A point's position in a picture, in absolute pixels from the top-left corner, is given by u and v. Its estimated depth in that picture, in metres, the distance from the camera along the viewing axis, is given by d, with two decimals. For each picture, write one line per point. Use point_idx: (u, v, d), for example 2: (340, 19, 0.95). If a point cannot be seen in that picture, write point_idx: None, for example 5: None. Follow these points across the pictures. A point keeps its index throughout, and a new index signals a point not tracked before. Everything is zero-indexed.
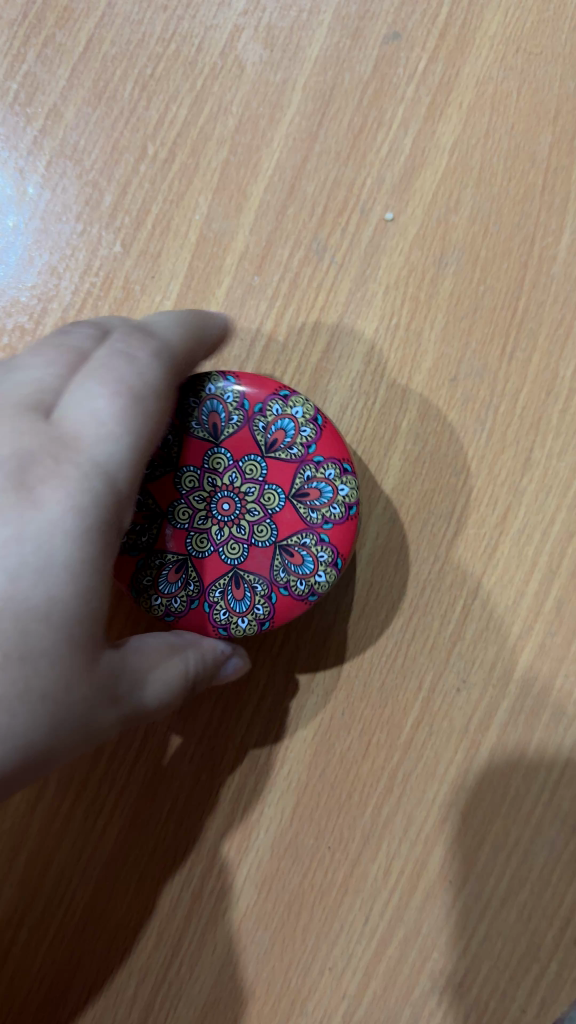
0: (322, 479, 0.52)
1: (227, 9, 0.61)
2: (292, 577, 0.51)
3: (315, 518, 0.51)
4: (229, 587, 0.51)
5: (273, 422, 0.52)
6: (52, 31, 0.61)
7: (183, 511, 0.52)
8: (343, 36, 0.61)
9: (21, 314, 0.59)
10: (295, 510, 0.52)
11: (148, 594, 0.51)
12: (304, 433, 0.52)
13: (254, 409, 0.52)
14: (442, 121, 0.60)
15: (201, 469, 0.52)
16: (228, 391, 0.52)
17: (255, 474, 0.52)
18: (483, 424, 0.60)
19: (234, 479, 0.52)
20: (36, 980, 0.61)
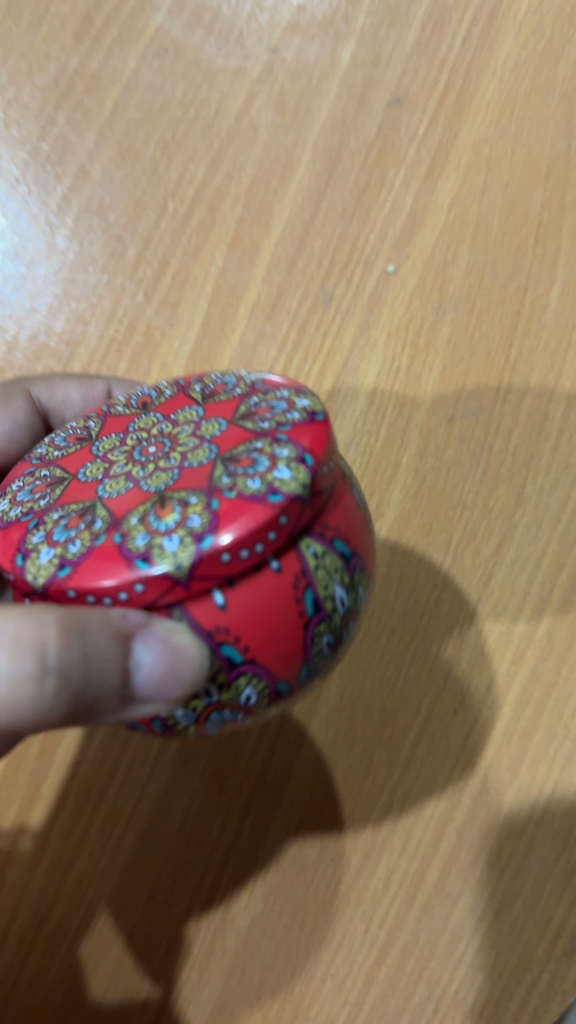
0: (272, 399, 0.39)
1: (242, 77, 0.66)
2: (241, 480, 0.35)
3: (267, 426, 0.38)
4: (148, 515, 0.35)
5: (209, 380, 0.43)
6: (81, 96, 0.66)
7: (97, 470, 0.40)
8: (350, 100, 0.66)
9: (50, 358, 0.64)
10: (240, 427, 0.38)
11: (33, 556, 0.36)
12: (250, 379, 0.42)
13: (185, 381, 0.44)
14: (441, 179, 0.65)
15: (125, 435, 0.42)
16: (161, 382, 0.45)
17: (187, 417, 0.41)
18: (479, 461, 0.64)
19: (164, 425, 0.41)
20: (54, 981, 0.64)
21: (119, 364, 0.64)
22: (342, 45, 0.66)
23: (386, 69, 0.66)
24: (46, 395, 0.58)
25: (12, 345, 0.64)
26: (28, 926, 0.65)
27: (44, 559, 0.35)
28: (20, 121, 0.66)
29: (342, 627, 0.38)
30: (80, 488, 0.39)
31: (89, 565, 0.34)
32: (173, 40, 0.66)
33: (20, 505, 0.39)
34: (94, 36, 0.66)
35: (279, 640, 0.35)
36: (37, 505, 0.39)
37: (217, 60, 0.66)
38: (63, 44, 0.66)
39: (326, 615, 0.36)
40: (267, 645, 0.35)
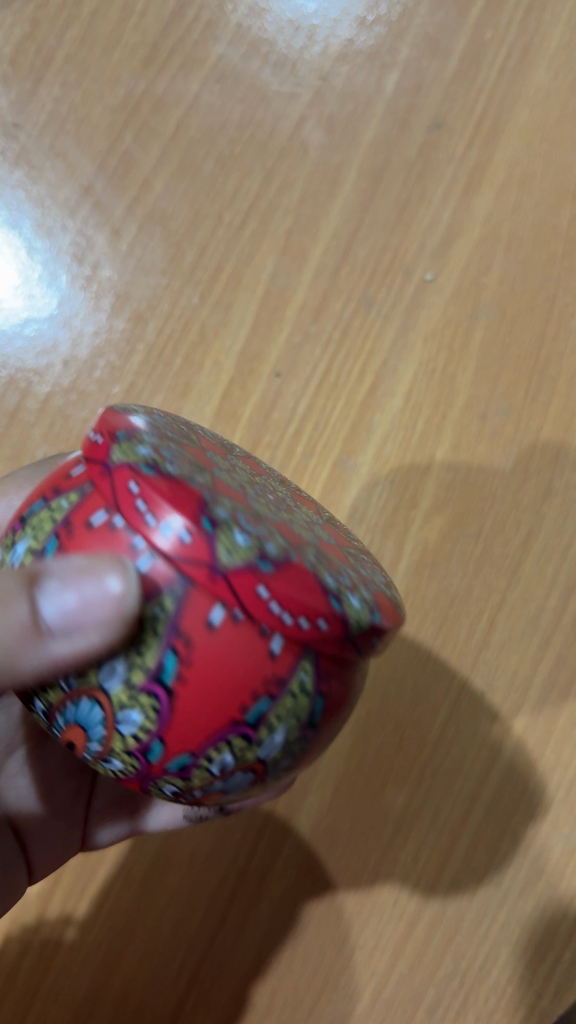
0: (376, 575, 0.42)
1: (295, 103, 0.72)
2: (327, 578, 0.35)
3: (362, 574, 0.40)
4: (242, 508, 0.34)
5: (358, 546, 0.47)
6: (147, 117, 0.72)
7: (223, 459, 0.40)
8: (393, 124, 0.71)
9: (111, 354, 0.69)
10: (340, 552, 0.40)
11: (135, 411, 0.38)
12: (365, 553, 0.46)
13: (346, 532, 0.49)
14: (476, 197, 0.70)
15: (259, 473, 0.43)
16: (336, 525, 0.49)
17: (322, 532, 0.42)
18: (508, 456, 0.68)
19: (303, 515, 0.42)
20: (92, 947, 0.62)
21: (175, 359, 0.69)
22: (387, 74, 0.72)
23: (427, 96, 0.71)
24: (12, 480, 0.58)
25: (76, 339, 0.69)
26: (68, 896, 0.63)
27: (138, 429, 0.35)
28: (91, 139, 0.72)
29: (236, 777, 0.35)
30: (213, 445, 0.41)
31: (165, 479, 0.32)
32: (233, 67, 0.72)
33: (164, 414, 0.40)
34: (160, 62, 0.72)
35: (213, 699, 0.33)
36: (177, 424, 0.40)
37: (272, 86, 0.72)
38: (131, 70, 0.72)
39: (254, 735, 0.34)
40: (197, 694, 0.32)
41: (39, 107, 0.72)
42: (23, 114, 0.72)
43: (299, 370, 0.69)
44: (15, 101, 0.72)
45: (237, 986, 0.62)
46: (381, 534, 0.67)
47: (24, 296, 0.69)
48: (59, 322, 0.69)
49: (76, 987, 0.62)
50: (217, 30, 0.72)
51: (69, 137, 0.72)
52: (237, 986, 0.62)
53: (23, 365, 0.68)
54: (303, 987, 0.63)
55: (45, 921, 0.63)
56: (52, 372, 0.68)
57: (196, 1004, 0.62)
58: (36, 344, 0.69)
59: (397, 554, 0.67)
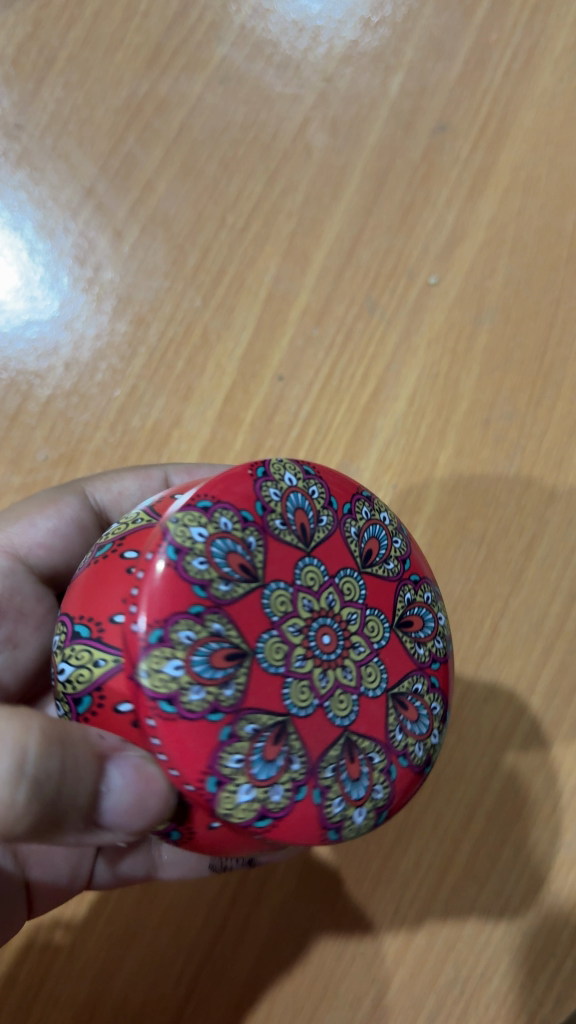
0: (424, 708, 0.41)
1: (299, 105, 0.72)
2: (335, 809, 0.36)
3: (399, 741, 0.39)
4: (264, 742, 0.35)
5: (435, 646, 0.43)
6: (150, 118, 0.71)
7: (283, 596, 0.37)
8: (398, 126, 0.71)
9: (113, 357, 0.68)
10: (384, 715, 0.39)
11: (189, 554, 0.35)
12: (437, 644, 0.43)
13: (436, 616, 0.43)
14: (481, 200, 0.70)
15: (330, 577, 0.40)
16: (427, 590, 0.44)
17: (372, 677, 0.40)
18: (512, 461, 0.68)
19: (359, 647, 0.40)
20: (92, 953, 0.62)
21: (177, 362, 0.68)
22: (392, 77, 0.71)
23: (432, 98, 0.71)
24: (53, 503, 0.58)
25: (78, 341, 0.69)
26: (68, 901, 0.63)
27: (175, 625, 0.34)
28: (94, 140, 0.71)
29: None
30: (282, 558, 0.38)
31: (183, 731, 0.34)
32: (236, 69, 0.72)
33: (229, 520, 0.37)
34: (163, 63, 0.71)
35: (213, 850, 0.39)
36: (239, 544, 0.37)
37: (276, 88, 0.72)
38: (135, 71, 0.71)
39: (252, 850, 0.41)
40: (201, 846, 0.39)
41: (42, 107, 0.72)
42: (25, 114, 0.72)
43: (301, 373, 0.68)
44: (17, 101, 0.72)
45: (237, 993, 0.62)
46: None
47: (25, 298, 0.68)
48: (61, 325, 0.69)
49: (74, 993, 0.61)
50: (221, 30, 0.72)
51: (71, 138, 0.72)
52: (237, 993, 0.62)
53: (24, 367, 0.68)
54: (304, 994, 0.62)
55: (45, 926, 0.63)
56: (53, 375, 0.68)
57: (196, 1009, 0.61)
58: (37, 346, 0.68)
59: None
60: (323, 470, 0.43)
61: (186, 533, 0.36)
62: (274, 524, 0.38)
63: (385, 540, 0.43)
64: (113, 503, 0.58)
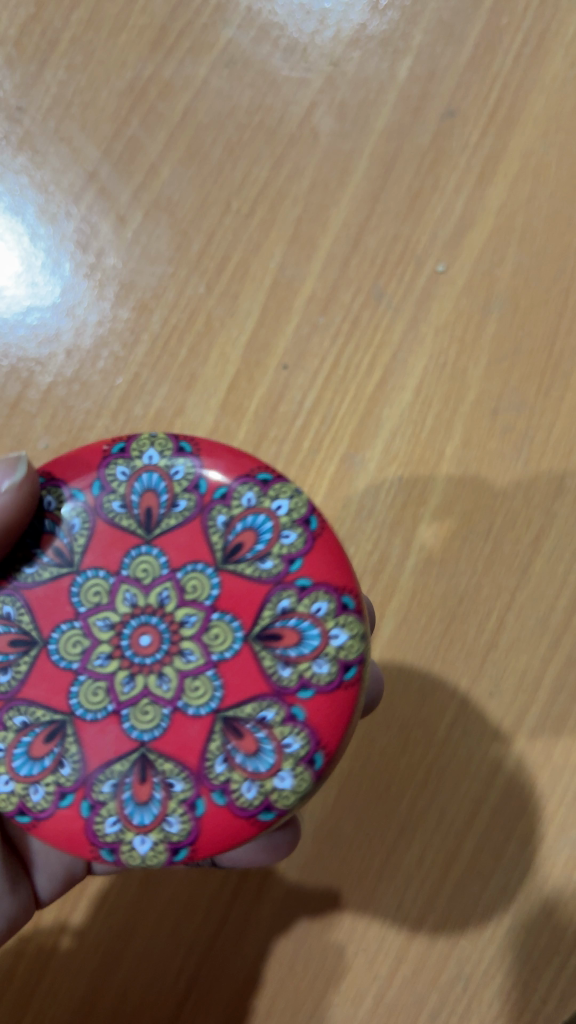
0: (290, 709, 0.40)
1: (306, 89, 0.70)
2: (218, 769, 0.39)
3: (266, 733, 0.40)
4: (34, 740, 0.40)
5: (309, 670, 0.40)
6: (153, 102, 0.70)
7: (147, 563, 0.42)
8: (406, 111, 0.70)
9: (115, 345, 0.67)
10: (239, 708, 0.40)
11: (109, 496, 0.43)
12: (315, 642, 0.41)
13: (323, 631, 0.41)
14: (490, 186, 0.68)
15: (171, 573, 0.42)
16: (318, 601, 0.41)
17: (200, 689, 0.40)
18: (520, 452, 0.67)
19: (188, 654, 0.41)
20: (91, 947, 0.61)
21: (180, 350, 0.67)
22: (401, 61, 0.70)
23: (441, 83, 0.70)
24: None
25: (80, 328, 0.68)
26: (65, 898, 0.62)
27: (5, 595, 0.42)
28: (97, 124, 0.70)
29: None
30: (107, 549, 0.42)
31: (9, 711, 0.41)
32: (242, 52, 0.70)
33: (75, 519, 0.43)
34: (168, 46, 0.70)
35: None
36: (144, 485, 0.43)
37: (283, 71, 0.71)
38: (139, 53, 0.70)
39: None
40: None
41: (44, 90, 0.71)
42: (27, 98, 0.71)
43: (307, 362, 0.67)
44: (19, 84, 0.70)
45: (236, 989, 0.61)
46: (389, 531, 0.66)
47: (26, 285, 0.67)
48: (63, 312, 0.68)
49: (72, 988, 0.61)
50: (227, 13, 0.71)
51: (73, 121, 0.70)
52: (237, 989, 0.61)
53: (25, 355, 0.67)
54: (304, 990, 0.62)
55: (42, 921, 0.62)
56: (54, 363, 0.67)
57: (196, 1005, 0.61)
58: (38, 334, 0.67)
59: (404, 552, 0.66)
60: (211, 455, 0.44)
61: (112, 475, 0.44)
62: (130, 515, 0.43)
63: (268, 532, 0.42)
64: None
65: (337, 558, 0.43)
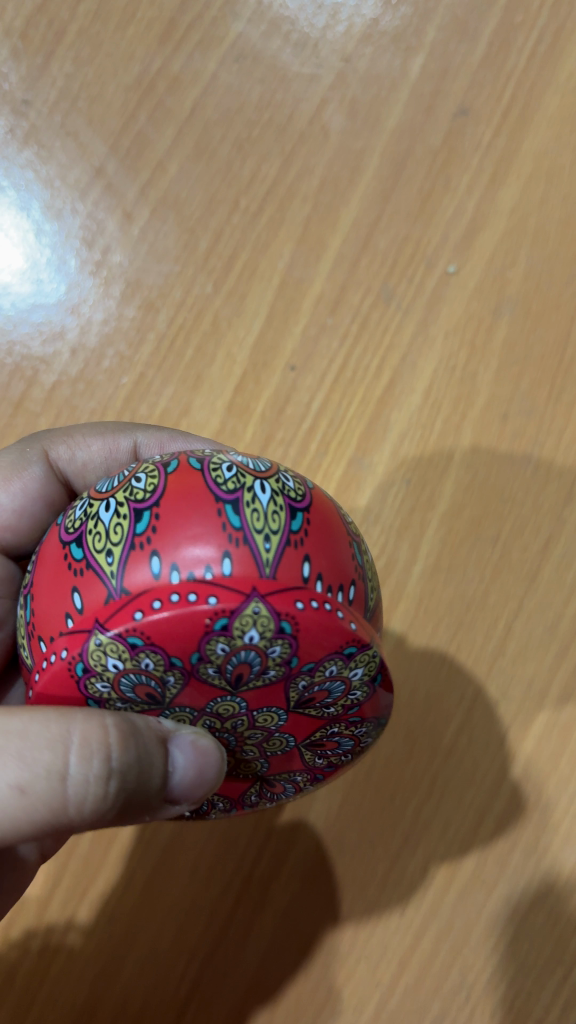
0: (316, 772, 0.44)
1: (316, 84, 0.69)
2: (251, 794, 0.46)
3: (292, 782, 0.45)
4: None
5: (337, 760, 0.42)
6: (162, 96, 0.69)
7: (227, 707, 0.36)
8: (418, 109, 0.69)
9: (120, 344, 0.66)
10: (279, 772, 0.43)
11: (207, 662, 0.33)
12: (357, 749, 0.41)
13: (356, 742, 0.41)
14: (502, 188, 0.67)
15: (246, 711, 0.37)
16: (362, 731, 0.40)
17: (249, 765, 0.42)
18: (530, 458, 0.66)
19: (247, 748, 0.40)
20: (93, 952, 0.61)
21: (186, 350, 0.66)
22: (413, 58, 0.69)
23: (453, 82, 0.69)
24: (64, 458, 0.53)
25: (85, 326, 0.67)
26: (67, 902, 0.62)
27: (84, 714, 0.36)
28: (104, 118, 0.69)
29: None
30: (196, 692, 0.35)
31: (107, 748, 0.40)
32: (252, 46, 0.69)
33: (152, 661, 0.33)
34: (176, 39, 0.69)
35: None
36: (237, 657, 0.33)
37: (293, 67, 0.69)
38: (147, 46, 0.69)
39: None
40: None
41: (50, 83, 0.69)
42: (33, 90, 0.69)
43: (314, 364, 0.66)
44: (24, 76, 0.69)
45: (237, 998, 0.60)
46: (396, 536, 0.65)
47: (31, 281, 0.66)
48: (67, 309, 0.67)
49: (73, 993, 0.60)
50: (237, 7, 0.70)
51: (80, 116, 0.69)
52: (237, 996, 0.60)
53: (29, 352, 0.66)
54: (306, 997, 0.60)
55: (45, 925, 0.62)
56: (59, 361, 0.66)
57: (197, 1012, 0.60)
58: (43, 330, 0.66)
59: (412, 556, 0.65)
60: (304, 625, 0.32)
61: (209, 646, 0.32)
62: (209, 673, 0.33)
63: (340, 691, 0.36)
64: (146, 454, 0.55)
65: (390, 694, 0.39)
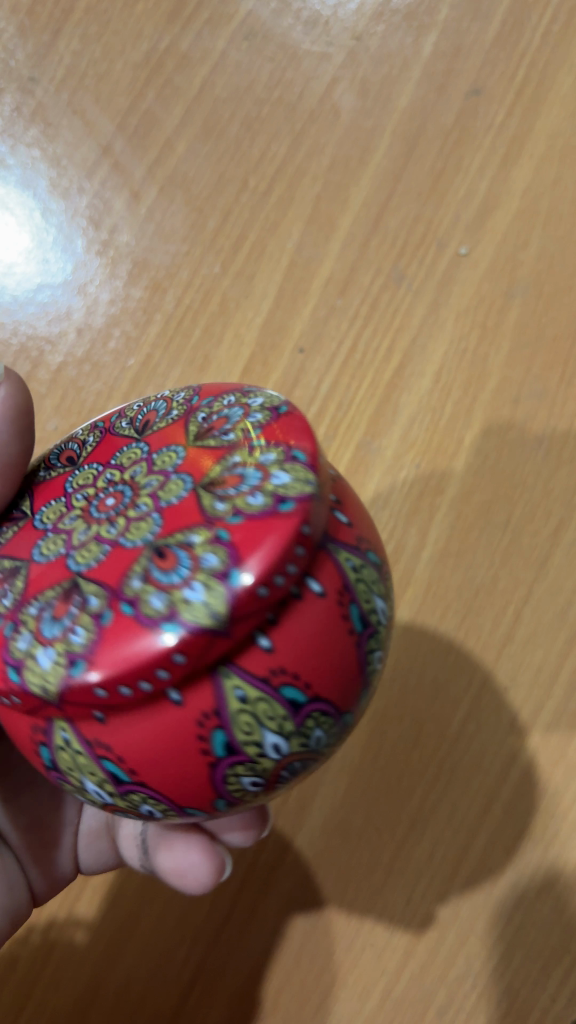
0: (111, 615, 0.32)
1: (327, 63, 0.68)
2: (25, 641, 0.33)
3: (95, 604, 0.32)
4: (7, 516, 0.40)
5: (146, 595, 0.31)
6: (170, 74, 0.68)
7: (167, 458, 0.37)
8: (430, 89, 0.68)
9: (127, 324, 0.66)
10: (85, 591, 0.33)
11: (204, 407, 0.38)
12: (187, 590, 0.31)
13: (189, 577, 0.31)
14: (515, 168, 0.66)
15: (169, 468, 0.36)
16: (208, 560, 0.31)
17: (88, 551, 0.35)
18: (541, 442, 0.65)
19: (112, 529, 0.35)
20: (96, 936, 0.61)
21: (193, 330, 0.65)
22: (425, 37, 0.68)
23: (466, 60, 0.68)
24: None
25: (91, 307, 0.66)
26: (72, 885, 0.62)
27: (96, 423, 0.42)
28: (111, 96, 0.68)
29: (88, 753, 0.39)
30: (166, 431, 0.38)
31: None
32: (262, 24, 0.69)
33: (180, 396, 0.40)
34: (185, 18, 0.69)
35: None
36: (225, 409, 0.38)
37: (303, 45, 0.68)
38: (155, 24, 0.68)
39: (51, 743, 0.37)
40: None
41: (57, 61, 0.69)
42: (39, 68, 0.69)
43: (323, 346, 0.65)
44: (31, 54, 0.69)
45: (241, 983, 0.60)
46: (404, 520, 0.64)
47: (37, 261, 0.66)
48: (74, 290, 0.66)
49: (75, 977, 0.60)
50: None
51: (87, 94, 0.69)
52: (241, 981, 0.60)
53: (34, 332, 0.66)
54: (310, 984, 0.60)
55: (48, 909, 0.62)
56: (65, 342, 0.66)
57: (201, 997, 0.59)
58: (49, 310, 0.66)
59: (420, 542, 0.64)
60: (293, 421, 0.36)
61: (222, 398, 0.39)
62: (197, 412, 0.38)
63: (250, 483, 0.33)
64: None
65: (278, 557, 0.31)
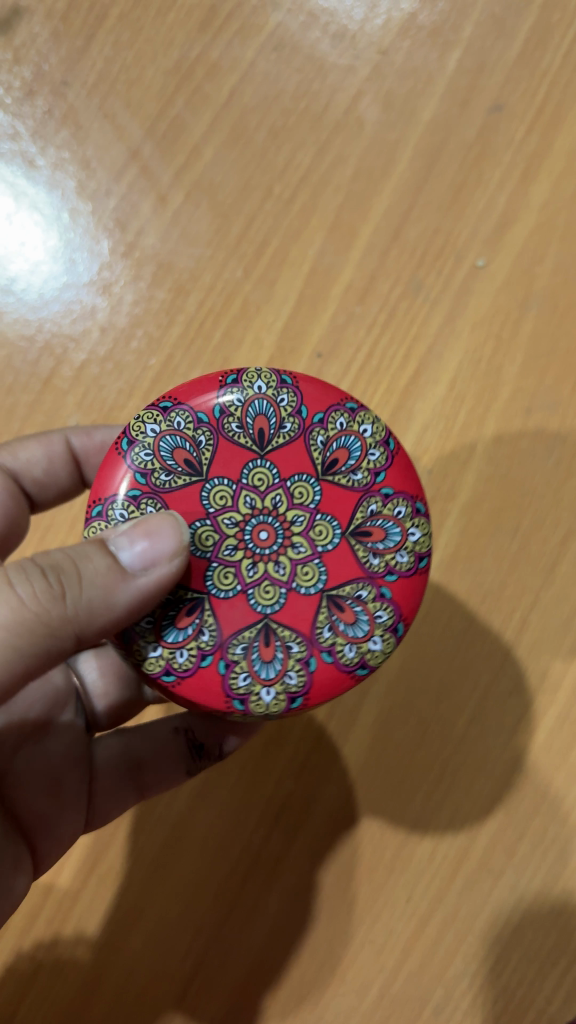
0: (384, 588, 0.43)
1: (353, 75, 0.70)
2: (346, 649, 0.42)
3: (365, 593, 0.43)
4: (177, 609, 0.42)
5: (394, 560, 0.44)
6: (200, 82, 0.70)
7: (264, 474, 0.44)
8: (453, 104, 0.69)
9: (149, 324, 0.67)
10: (350, 594, 0.43)
11: (230, 418, 0.45)
12: (412, 537, 0.44)
13: (403, 531, 0.44)
14: (533, 185, 0.68)
15: (281, 480, 0.44)
16: (399, 508, 0.45)
17: (308, 575, 0.43)
18: (551, 453, 0.66)
19: (300, 549, 0.43)
20: (100, 924, 0.62)
21: (214, 332, 0.67)
22: (450, 53, 0.70)
23: (490, 76, 0.69)
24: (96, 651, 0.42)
25: (115, 306, 0.67)
26: (76, 875, 0.63)
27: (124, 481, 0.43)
28: (142, 101, 0.70)
29: None
30: (230, 458, 0.44)
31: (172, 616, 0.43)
32: (290, 36, 0.70)
33: (184, 421, 0.44)
34: (216, 27, 0.70)
35: None
36: (256, 410, 0.45)
37: (331, 57, 0.70)
38: (187, 33, 0.70)
39: None
40: None
41: (89, 65, 0.70)
42: (72, 71, 0.70)
43: (341, 352, 0.67)
44: (65, 58, 0.70)
45: (241, 976, 0.61)
46: None
47: (63, 260, 0.67)
48: (99, 290, 0.68)
49: (80, 963, 0.61)
50: None
51: (118, 98, 0.70)
52: (242, 975, 0.61)
53: (58, 330, 0.67)
54: (310, 978, 0.61)
55: (54, 898, 0.62)
56: (88, 340, 0.67)
57: (202, 987, 0.60)
58: (73, 309, 0.67)
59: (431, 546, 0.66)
60: (302, 383, 0.46)
61: (228, 399, 0.45)
62: (234, 428, 0.44)
63: (357, 452, 0.45)
64: (23, 468, 0.60)
65: (415, 476, 0.46)
